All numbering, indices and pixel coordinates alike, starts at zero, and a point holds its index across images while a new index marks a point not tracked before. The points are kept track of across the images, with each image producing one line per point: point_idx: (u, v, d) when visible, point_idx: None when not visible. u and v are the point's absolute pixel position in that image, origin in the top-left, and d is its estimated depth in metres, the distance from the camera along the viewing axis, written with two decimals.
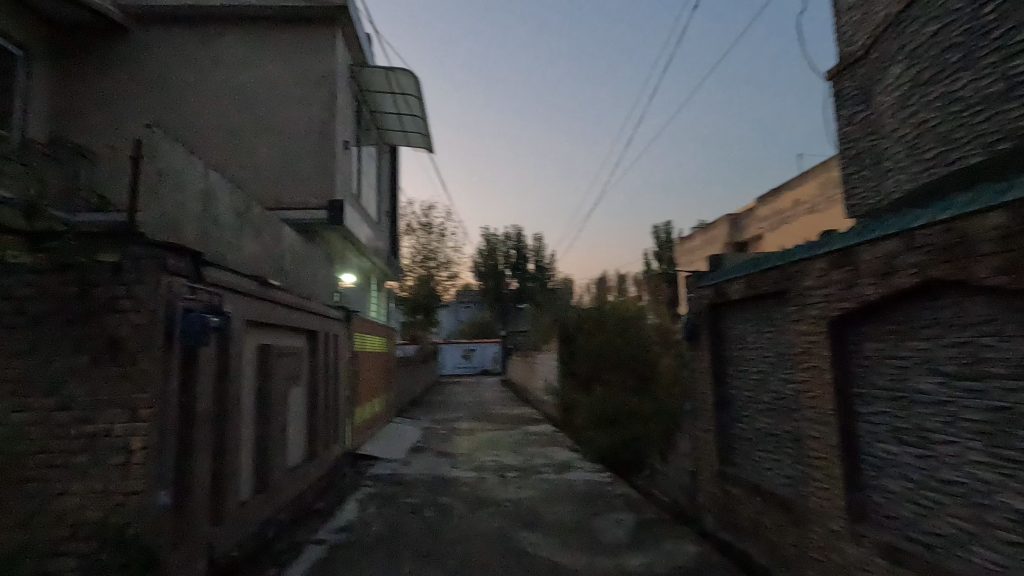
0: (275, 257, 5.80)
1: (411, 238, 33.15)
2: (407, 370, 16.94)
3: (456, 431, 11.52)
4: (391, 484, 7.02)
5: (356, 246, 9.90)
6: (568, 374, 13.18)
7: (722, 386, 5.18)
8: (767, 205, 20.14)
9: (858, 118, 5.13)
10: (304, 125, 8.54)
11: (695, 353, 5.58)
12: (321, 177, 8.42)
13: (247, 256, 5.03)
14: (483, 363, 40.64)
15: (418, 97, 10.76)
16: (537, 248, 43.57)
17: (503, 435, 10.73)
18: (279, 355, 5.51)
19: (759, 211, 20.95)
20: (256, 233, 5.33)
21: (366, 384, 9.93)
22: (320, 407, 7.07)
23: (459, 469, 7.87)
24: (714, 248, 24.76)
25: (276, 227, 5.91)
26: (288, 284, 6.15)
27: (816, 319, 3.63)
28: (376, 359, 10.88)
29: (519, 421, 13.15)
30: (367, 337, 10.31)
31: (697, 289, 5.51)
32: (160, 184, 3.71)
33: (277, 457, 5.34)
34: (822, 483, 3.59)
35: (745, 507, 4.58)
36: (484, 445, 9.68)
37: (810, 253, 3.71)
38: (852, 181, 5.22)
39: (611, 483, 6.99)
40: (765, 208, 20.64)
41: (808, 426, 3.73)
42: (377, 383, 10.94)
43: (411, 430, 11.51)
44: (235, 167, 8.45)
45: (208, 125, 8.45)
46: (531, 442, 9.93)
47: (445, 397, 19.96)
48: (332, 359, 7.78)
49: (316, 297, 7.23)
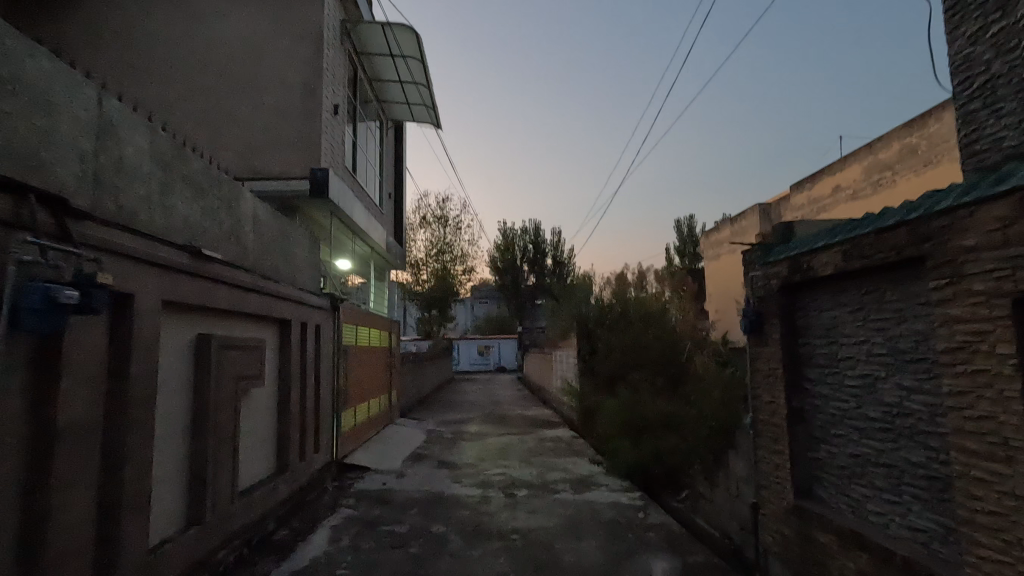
0: (228, 229, 4.66)
1: (426, 231, 31.99)
2: (416, 368, 15.83)
3: (463, 436, 10.35)
4: (376, 505, 5.87)
5: (350, 228, 8.73)
6: (589, 374, 11.92)
7: (799, 394, 3.91)
8: (803, 192, 18.64)
9: (992, 31, 3.76)
10: (286, 85, 7.40)
11: (757, 351, 4.30)
12: (305, 144, 7.27)
13: (178, 220, 3.89)
14: (500, 360, 39.46)
15: (421, 59, 9.56)
16: (556, 242, 42.26)
17: (515, 443, 9.51)
18: (226, 348, 4.39)
19: (794, 200, 19.44)
20: (196, 194, 4.20)
21: (360, 384, 8.78)
22: (294, 411, 5.94)
23: (460, 485, 6.69)
24: (744, 240, 23.25)
25: (230, 191, 4.76)
26: (247, 262, 5.01)
27: (983, 299, 2.35)
28: (374, 356, 9.74)
29: (534, 425, 11.93)
30: (363, 331, 9.16)
31: (761, 267, 4.22)
32: (10, 102, 2.55)
33: (220, 479, 4.23)
34: (988, 551, 2.34)
35: (836, 563, 3.32)
36: (491, 454, 8.48)
37: (972, 199, 2.42)
38: (980, 120, 3.85)
39: (642, 508, 5.75)
40: (800, 196, 19.04)
41: (962, 462, 2.46)
42: (375, 383, 9.80)
43: (414, 435, 10.37)
44: (208, 133, 7.38)
45: (181, 88, 7.40)
46: (546, 451, 8.71)
47: (457, 396, 18.83)
48: (313, 355, 6.64)
49: (290, 281, 6.09)
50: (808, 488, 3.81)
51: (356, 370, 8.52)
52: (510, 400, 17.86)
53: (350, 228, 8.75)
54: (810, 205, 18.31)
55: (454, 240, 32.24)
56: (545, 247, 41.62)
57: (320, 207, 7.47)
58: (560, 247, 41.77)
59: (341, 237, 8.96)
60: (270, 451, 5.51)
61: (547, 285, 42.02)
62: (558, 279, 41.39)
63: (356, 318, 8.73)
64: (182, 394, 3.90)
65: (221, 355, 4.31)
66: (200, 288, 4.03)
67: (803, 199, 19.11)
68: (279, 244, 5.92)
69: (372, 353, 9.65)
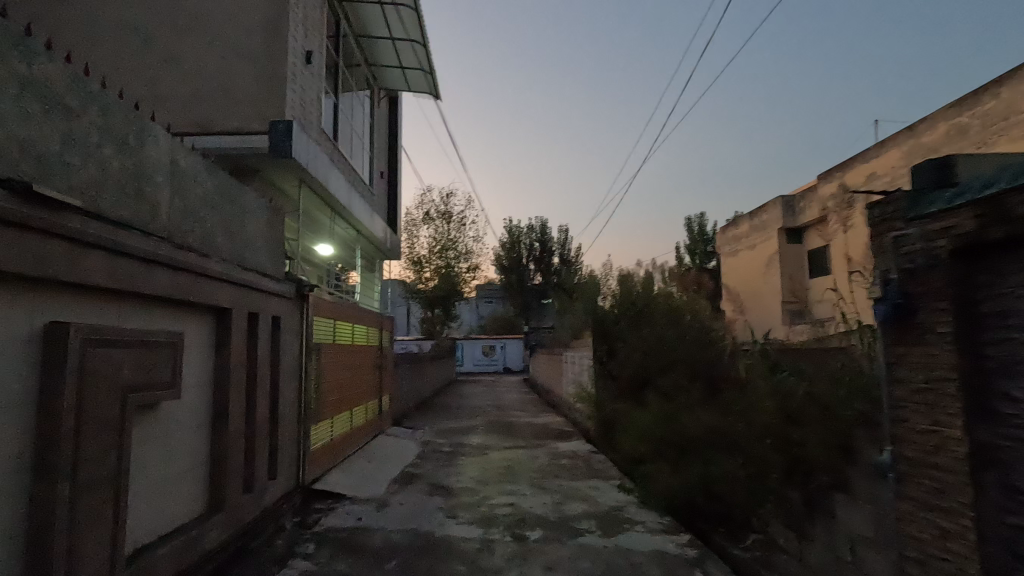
0: (118, 174, 3.26)
1: (429, 227, 30.60)
2: (413, 371, 14.38)
3: (463, 450, 8.91)
4: (343, 555, 4.43)
5: (327, 203, 7.30)
6: (607, 379, 10.44)
7: (985, 421, 2.45)
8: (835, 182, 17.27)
9: None
10: (243, 19, 5.96)
11: (896, 353, 2.84)
12: (267, 94, 5.85)
13: (4, 144, 2.49)
14: (505, 360, 37.94)
15: (415, 7, 8.13)
16: (564, 240, 40.81)
17: (524, 460, 8.05)
18: (106, 344, 2.99)
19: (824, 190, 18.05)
20: (51, 112, 2.79)
21: (339, 390, 7.36)
22: (236, 428, 4.53)
23: (456, 522, 5.25)
24: (765, 235, 21.82)
25: (124, 122, 3.36)
26: (155, 225, 3.60)
27: None
28: (359, 356, 8.32)
29: (545, 436, 10.48)
30: (345, 326, 7.75)
31: (910, 225, 2.75)
32: None
33: (88, 540, 2.81)
34: None
35: None
36: (497, 476, 7.03)
37: None
38: None
39: (697, 563, 4.29)
40: (831, 188, 17.80)
41: None
42: (360, 388, 8.39)
43: (405, 448, 8.94)
44: (147, 80, 5.96)
45: (115, 26, 5.99)
46: (561, 472, 7.26)
47: (459, 401, 17.40)
48: (269, 354, 5.23)
49: (233, 257, 4.68)
50: (1007, 575, 2.34)
51: (333, 373, 7.10)
52: (517, 405, 16.39)
53: (328, 203, 7.33)
54: (846, 197, 16.82)
55: (458, 236, 30.85)
56: (552, 245, 40.19)
57: (284, 171, 6.06)
58: (567, 245, 40.30)
59: (317, 213, 7.54)
60: (197, 485, 4.10)
61: (554, 284, 40.58)
62: (565, 278, 39.95)
63: (335, 311, 7.30)
64: (9, 415, 2.51)
65: (94, 354, 2.91)
66: (45, 252, 2.64)
67: (835, 189, 17.62)
68: (218, 208, 4.51)
69: (356, 353, 8.24)
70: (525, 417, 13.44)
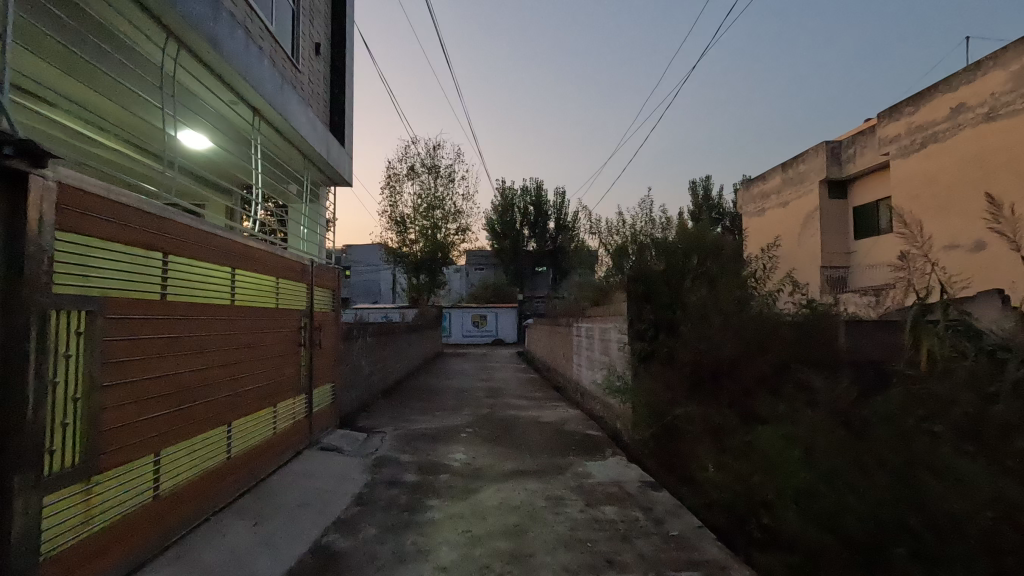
0: None
1: (413, 183, 26.76)
2: (379, 346, 10.79)
3: (436, 483, 5.38)
4: None
5: (151, 14, 3.52)
6: (657, 365, 6.91)
7: None
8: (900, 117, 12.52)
9: None
10: None
11: None
12: None
13: None
14: (497, 330, 34.49)
15: None
16: (561, 203, 37.09)
17: (540, 514, 4.54)
18: None
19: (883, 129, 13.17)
20: None
21: (187, 394, 3.76)
22: None
23: None
24: (794, 189, 18.07)
25: None
26: None
27: None
28: (249, 328, 4.70)
29: (564, 446, 7.00)
30: (210, 274, 4.08)
31: None
32: None
33: None
34: None
35: None
36: (495, 568, 3.54)
37: None
38: None
39: None
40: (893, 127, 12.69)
41: None
42: (253, 384, 4.79)
43: (341, 476, 5.41)
44: None
45: None
46: (620, 555, 3.77)
47: (441, 383, 13.87)
48: None
49: None
50: None
51: (161, 362, 3.47)
52: (513, 390, 12.85)
53: (137, 4, 3.44)
54: (917, 136, 11.84)
55: (445, 193, 26.96)
56: (549, 208, 36.58)
57: None
58: (564, 206, 36.41)
59: (120, 31, 3.64)
60: None
61: (549, 250, 36.99)
62: (562, 243, 36.22)
63: (173, 237, 3.62)
64: None
65: None
66: None
67: (901, 128, 12.39)
68: None
69: (243, 322, 4.60)
70: (526, 410, 9.90)
